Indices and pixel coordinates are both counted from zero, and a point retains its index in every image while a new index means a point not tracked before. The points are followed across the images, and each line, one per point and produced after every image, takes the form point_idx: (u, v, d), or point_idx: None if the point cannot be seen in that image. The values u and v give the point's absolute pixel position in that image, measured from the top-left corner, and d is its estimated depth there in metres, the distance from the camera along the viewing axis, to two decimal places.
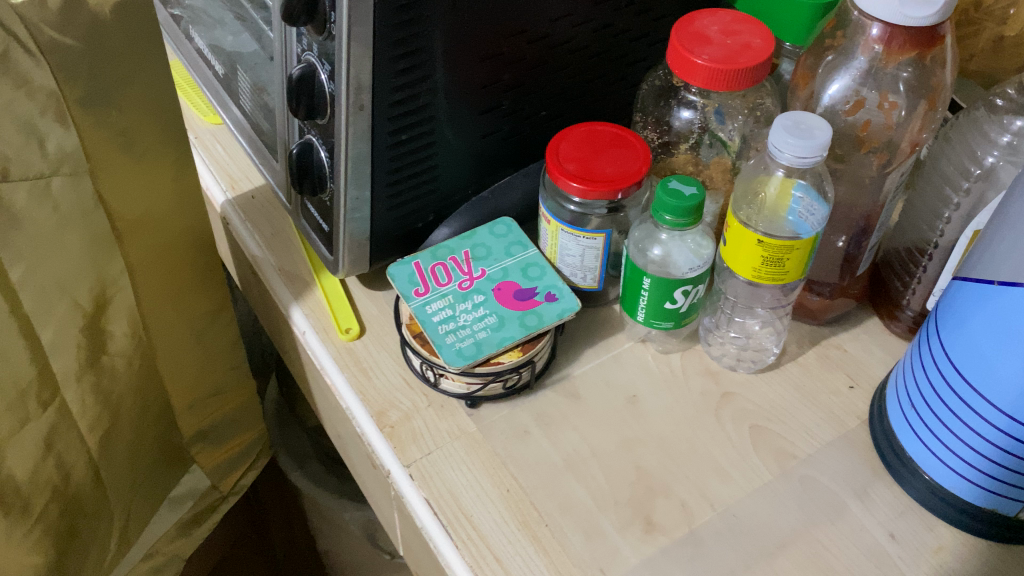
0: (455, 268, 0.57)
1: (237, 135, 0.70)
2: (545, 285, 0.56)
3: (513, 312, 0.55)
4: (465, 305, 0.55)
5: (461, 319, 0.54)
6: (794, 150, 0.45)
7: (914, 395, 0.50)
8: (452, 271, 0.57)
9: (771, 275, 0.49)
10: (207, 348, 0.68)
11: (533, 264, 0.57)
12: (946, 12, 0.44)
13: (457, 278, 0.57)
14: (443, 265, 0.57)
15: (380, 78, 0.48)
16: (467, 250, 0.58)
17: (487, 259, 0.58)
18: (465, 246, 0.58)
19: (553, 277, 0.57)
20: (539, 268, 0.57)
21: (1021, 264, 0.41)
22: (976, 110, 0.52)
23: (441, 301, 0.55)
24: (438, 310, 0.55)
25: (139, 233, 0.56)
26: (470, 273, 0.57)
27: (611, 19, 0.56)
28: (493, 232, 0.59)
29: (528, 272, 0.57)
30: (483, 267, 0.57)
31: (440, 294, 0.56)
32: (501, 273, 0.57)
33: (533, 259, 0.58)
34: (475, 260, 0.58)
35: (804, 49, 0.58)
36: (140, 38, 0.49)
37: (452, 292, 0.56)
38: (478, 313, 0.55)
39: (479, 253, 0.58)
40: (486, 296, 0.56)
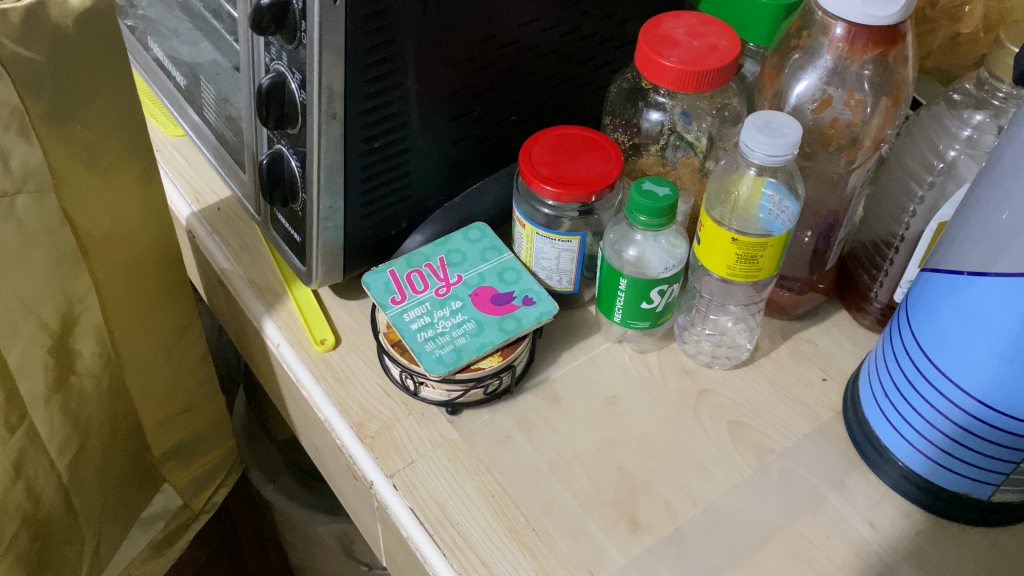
0: (431, 275, 0.57)
1: (200, 146, 0.69)
2: (522, 289, 0.56)
3: (491, 316, 0.55)
4: (443, 312, 0.55)
5: (440, 326, 0.54)
6: (765, 149, 0.45)
7: (887, 386, 0.51)
8: (428, 278, 0.57)
9: (745, 272, 0.49)
10: (177, 365, 0.67)
11: (508, 269, 0.57)
12: (906, 12, 0.46)
13: (433, 284, 0.56)
14: (419, 272, 0.57)
15: (352, 87, 0.48)
16: (441, 256, 0.58)
17: (462, 265, 0.58)
18: (439, 253, 0.58)
19: (529, 281, 0.57)
20: (515, 272, 0.57)
21: (989, 256, 0.43)
22: (937, 106, 0.53)
23: (419, 309, 0.55)
24: (416, 318, 0.54)
25: (106, 250, 0.55)
26: (446, 279, 0.57)
27: (578, 23, 0.57)
28: (467, 237, 0.59)
29: (504, 276, 0.57)
30: (459, 273, 0.57)
31: (417, 301, 0.55)
32: (477, 278, 0.57)
33: (508, 263, 0.58)
34: (450, 266, 0.57)
35: (768, 49, 0.59)
36: (104, 51, 0.47)
37: (429, 299, 0.55)
38: (457, 319, 0.55)
39: (454, 260, 0.58)
40: (464, 301, 0.56)
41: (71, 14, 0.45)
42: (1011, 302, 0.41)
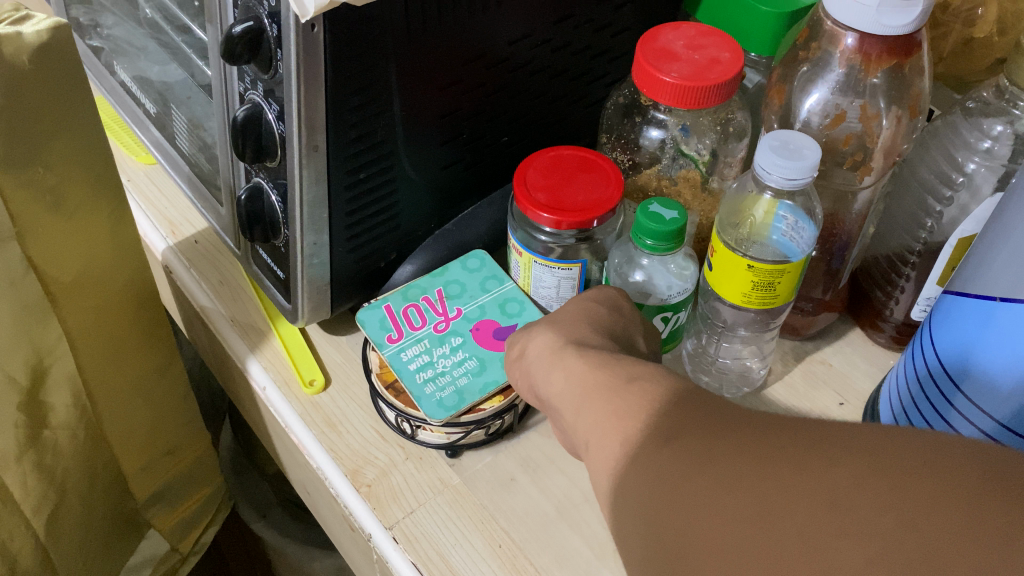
0: (429, 309, 0.54)
1: (174, 176, 0.65)
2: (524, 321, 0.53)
3: (493, 353, 0.52)
4: (442, 350, 0.52)
5: (439, 365, 0.51)
6: (783, 172, 0.42)
7: (911, 411, 0.48)
8: (426, 312, 0.54)
9: (762, 299, 0.47)
10: (157, 407, 0.63)
11: (510, 299, 0.54)
12: (922, 20, 0.43)
13: (432, 320, 0.53)
14: (416, 307, 0.54)
15: (334, 117, 0.44)
16: (439, 289, 0.55)
17: (462, 298, 0.55)
18: (437, 285, 0.55)
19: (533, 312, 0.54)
20: (517, 303, 0.54)
21: (1020, 280, 0.40)
22: (953, 115, 0.50)
23: (417, 347, 0.52)
24: (414, 357, 0.51)
25: (76, 296, 0.52)
26: (445, 313, 0.54)
27: (570, 37, 0.54)
28: (466, 267, 0.56)
29: (506, 307, 0.54)
30: (459, 306, 0.54)
31: (415, 339, 0.52)
32: (478, 311, 0.54)
33: (510, 293, 0.55)
34: (450, 299, 0.54)
35: (771, 59, 0.56)
36: (63, 86, 0.44)
37: (427, 336, 0.53)
38: (457, 357, 0.52)
39: (453, 292, 0.55)
40: (464, 337, 0.53)
41: (26, 49, 0.41)
42: None
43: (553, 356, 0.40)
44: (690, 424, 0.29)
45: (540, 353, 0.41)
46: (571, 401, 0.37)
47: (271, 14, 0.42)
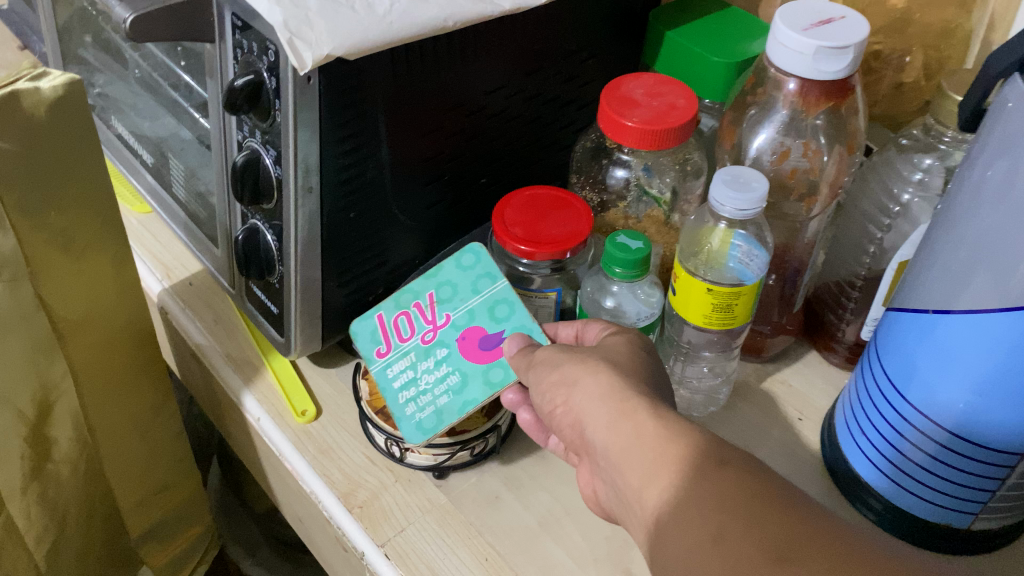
0: (418, 317, 0.55)
1: (169, 222, 0.69)
2: (513, 327, 0.54)
3: (476, 366, 0.53)
4: (427, 364, 0.54)
5: (422, 382, 0.53)
6: (734, 203, 0.47)
7: (862, 421, 0.53)
8: (416, 321, 0.55)
9: (721, 320, 0.51)
10: (153, 443, 0.66)
11: (501, 301, 0.54)
12: (853, 66, 0.48)
13: (420, 330, 0.55)
14: (406, 315, 0.55)
15: (327, 160, 0.48)
16: (431, 292, 0.55)
17: (452, 301, 0.55)
18: (430, 288, 0.55)
19: (521, 317, 0.54)
20: (506, 305, 0.54)
21: (949, 295, 0.44)
22: (888, 151, 0.56)
23: (403, 361, 0.54)
24: (399, 373, 0.54)
25: (80, 332, 0.55)
26: (434, 321, 0.55)
27: (541, 88, 0.59)
28: (460, 264, 0.56)
29: (495, 312, 0.54)
30: (447, 313, 0.55)
31: (403, 352, 0.54)
32: (466, 318, 0.54)
33: (501, 294, 0.54)
34: (441, 303, 0.55)
35: (724, 104, 0.61)
36: (77, 137, 0.48)
37: (414, 349, 0.54)
38: (441, 372, 0.53)
39: (445, 294, 0.55)
40: (449, 349, 0.54)
41: (44, 102, 0.45)
42: (977, 337, 0.43)
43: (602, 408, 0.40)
44: (797, 537, 0.32)
45: (590, 413, 0.40)
46: (644, 465, 0.37)
47: (270, 68, 0.46)
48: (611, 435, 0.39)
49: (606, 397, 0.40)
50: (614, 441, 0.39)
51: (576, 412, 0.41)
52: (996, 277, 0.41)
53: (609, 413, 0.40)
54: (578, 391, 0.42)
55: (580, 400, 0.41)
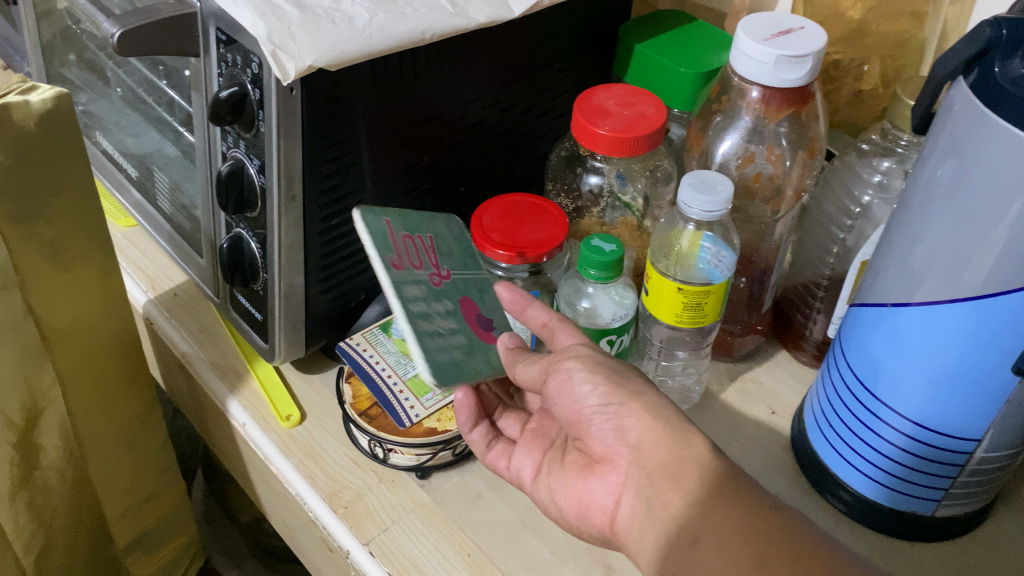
0: (422, 250, 0.52)
1: (154, 235, 0.70)
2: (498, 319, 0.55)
3: (479, 338, 0.52)
4: (440, 307, 0.51)
5: (438, 322, 0.50)
6: (701, 206, 0.49)
7: (829, 415, 0.54)
8: (422, 253, 0.52)
9: (692, 318, 0.53)
10: (139, 452, 0.67)
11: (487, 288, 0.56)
12: (812, 74, 0.51)
13: (428, 268, 0.52)
14: (411, 241, 0.52)
15: (309, 168, 0.50)
16: (431, 235, 0.54)
17: (448, 260, 0.54)
18: (428, 230, 0.54)
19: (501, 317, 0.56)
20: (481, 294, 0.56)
21: (906, 289, 0.47)
22: (849, 156, 0.58)
23: (418, 289, 0.50)
24: (416, 299, 0.49)
25: (68, 341, 0.56)
26: (437, 267, 0.53)
27: (516, 99, 0.61)
28: (452, 230, 0.56)
29: (483, 296, 0.55)
30: (448, 268, 0.54)
31: (419, 278, 0.50)
32: (462, 285, 0.54)
33: (486, 281, 0.56)
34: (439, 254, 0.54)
35: (691, 113, 0.64)
36: (65, 148, 0.49)
37: (427, 284, 0.51)
38: (451, 325, 0.51)
39: (443, 248, 0.54)
40: (454, 307, 0.52)
41: (33, 115, 0.46)
42: (935, 328, 0.45)
43: (650, 431, 0.43)
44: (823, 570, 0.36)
45: (643, 436, 0.44)
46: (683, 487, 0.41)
47: (254, 80, 0.48)
48: (658, 455, 0.43)
49: (667, 424, 0.43)
50: (663, 461, 0.42)
51: (629, 434, 0.44)
52: (950, 271, 0.43)
53: (660, 436, 0.43)
54: (635, 413, 0.44)
55: (637, 425, 0.44)
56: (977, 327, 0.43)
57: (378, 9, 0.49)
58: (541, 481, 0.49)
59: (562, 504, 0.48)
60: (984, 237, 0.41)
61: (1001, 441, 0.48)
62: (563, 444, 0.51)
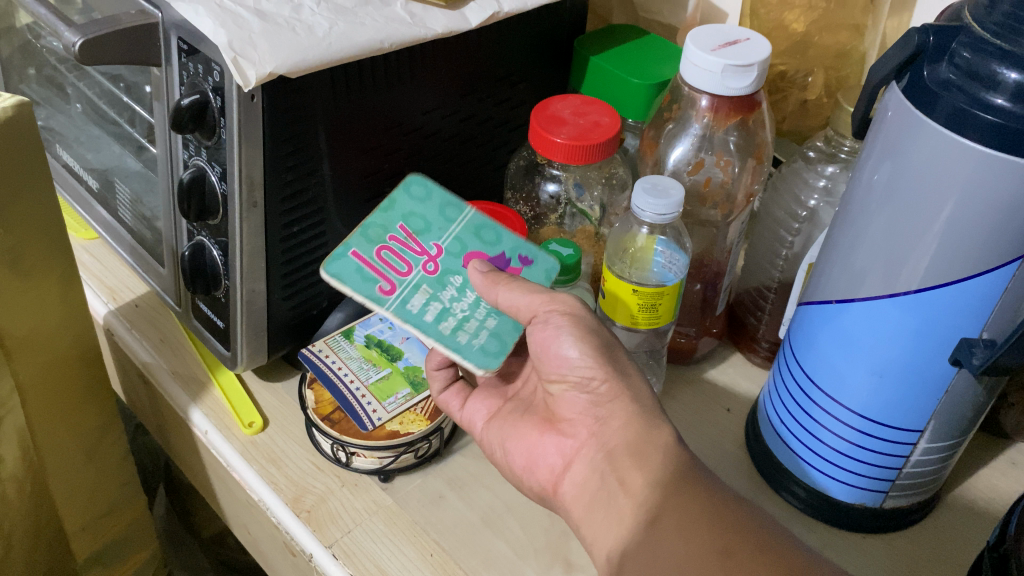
0: (404, 250, 0.52)
1: (115, 247, 0.71)
2: (511, 249, 0.54)
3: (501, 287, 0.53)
4: (447, 292, 0.52)
5: (457, 311, 0.51)
6: (654, 209, 0.51)
7: (781, 412, 0.56)
8: (403, 253, 0.52)
9: (648, 319, 0.55)
10: (99, 465, 0.67)
11: (484, 225, 0.54)
12: (758, 83, 0.53)
13: (417, 260, 0.52)
14: (390, 249, 0.52)
15: (270, 175, 0.51)
16: (403, 225, 0.53)
17: (431, 232, 0.53)
18: (397, 221, 0.53)
19: (512, 239, 0.54)
20: (493, 230, 0.54)
21: (849, 285, 0.48)
22: (795, 163, 0.61)
23: (420, 295, 0.51)
24: (421, 305, 0.51)
25: (27, 350, 0.56)
26: (425, 251, 0.53)
27: (474, 109, 0.62)
28: (412, 194, 0.54)
29: (482, 234, 0.54)
30: (435, 242, 0.53)
31: (410, 285, 0.51)
32: (457, 245, 0.53)
33: (476, 220, 0.54)
34: (419, 234, 0.53)
35: (645, 123, 0.66)
36: (25, 157, 0.50)
37: (424, 281, 0.52)
38: (470, 298, 0.52)
39: (417, 226, 0.53)
40: (460, 274, 0.52)
41: None
42: (877, 323, 0.47)
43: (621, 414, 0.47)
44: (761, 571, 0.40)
45: (611, 414, 0.47)
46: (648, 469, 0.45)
47: (215, 87, 0.49)
48: (624, 433, 0.47)
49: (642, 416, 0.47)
50: (628, 440, 0.46)
51: None
52: (889, 268, 0.45)
53: (629, 417, 0.47)
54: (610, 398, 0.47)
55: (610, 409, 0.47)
56: (917, 320, 0.45)
57: (338, 19, 0.50)
58: (490, 429, 0.55)
59: (511, 454, 0.53)
60: (919, 233, 0.43)
61: (942, 431, 0.50)
62: (525, 399, 0.56)
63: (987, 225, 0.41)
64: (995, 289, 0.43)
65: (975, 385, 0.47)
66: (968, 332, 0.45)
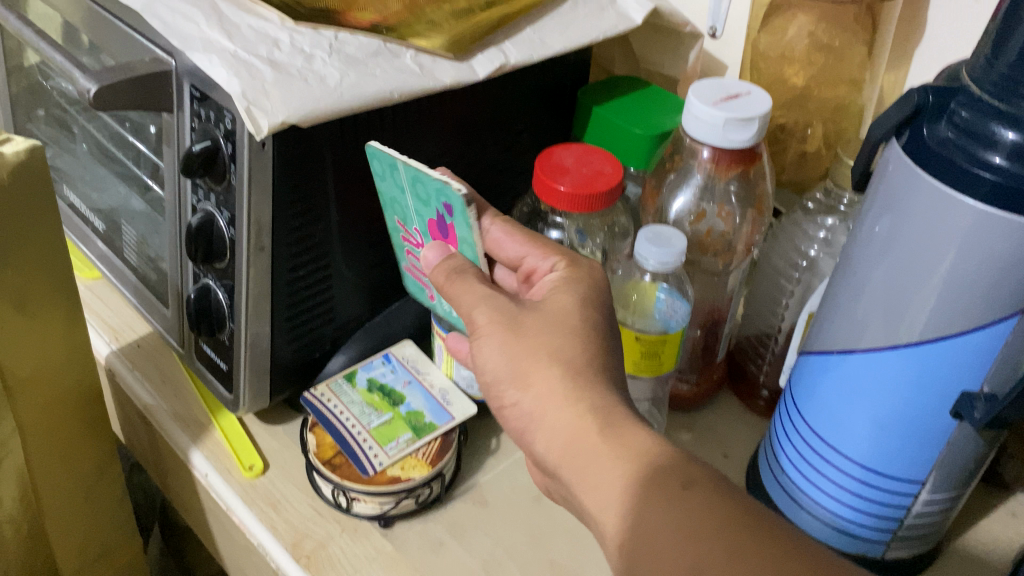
0: (414, 245, 0.54)
1: (117, 286, 0.71)
2: (438, 199, 0.47)
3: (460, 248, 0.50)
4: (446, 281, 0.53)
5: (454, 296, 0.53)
6: (656, 257, 0.52)
7: (782, 460, 0.56)
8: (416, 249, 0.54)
9: (650, 366, 0.56)
10: (95, 507, 0.66)
11: (414, 180, 0.47)
12: (758, 136, 0.54)
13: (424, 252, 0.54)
14: (412, 253, 0.56)
15: (278, 221, 0.52)
16: (398, 219, 0.53)
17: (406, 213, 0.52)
18: (394, 216, 0.54)
19: (431, 182, 0.46)
20: (418, 183, 0.47)
21: (850, 336, 0.49)
22: (795, 214, 0.62)
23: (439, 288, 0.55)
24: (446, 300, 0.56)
25: (31, 390, 0.56)
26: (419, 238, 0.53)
27: (479, 156, 0.63)
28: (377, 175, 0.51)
29: (418, 190, 0.48)
30: (416, 225, 0.52)
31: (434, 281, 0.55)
32: (421, 218, 0.51)
33: (409, 175, 0.47)
34: (406, 221, 0.53)
35: (647, 172, 0.67)
36: (36, 201, 0.50)
37: None
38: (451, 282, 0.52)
39: (400, 213, 0.53)
40: None
41: (6, 166, 0.47)
42: (877, 375, 0.48)
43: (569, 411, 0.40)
44: None
45: None
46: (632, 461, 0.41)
47: (226, 134, 0.49)
48: None
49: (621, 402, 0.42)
50: None
51: None
52: (889, 320, 0.46)
53: None
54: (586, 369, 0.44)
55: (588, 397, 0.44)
56: (918, 372, 0.46)
57: (349, 70, 0.51)
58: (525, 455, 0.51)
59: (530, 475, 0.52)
60: (919, 287, 0.44)
61: (943, 482, 0.50)
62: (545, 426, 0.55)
63: (986, 280, 0.41)
64: (994, 343, 0.43)
65: (975, 437, 0.48)
66: (968, 386, 0.45)
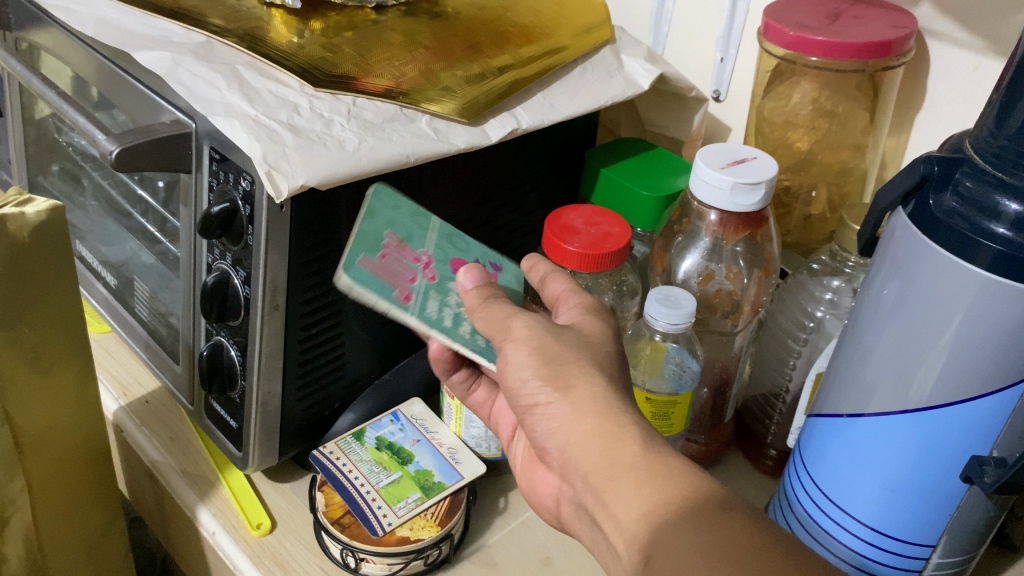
0: (404, 259, 0.51)
1: (126, 341, 0.72)
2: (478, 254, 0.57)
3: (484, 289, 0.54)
4: (449, 296, 0.52)
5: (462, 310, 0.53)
6: (667, 318, 0.52)
7: (792, 522, 0.56)
8: (404, 263, 0.51)
9: (660, 427, 0.56)
10: (98, 567, 0.65)
11: (453, 235, 0.56)
12: (765, 200, 0.55)
13: (417, 270, 0.52)
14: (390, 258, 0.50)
15: (293, 281, 0.52)
16: (390, 234, 0.51)
17: (416, 240, 0.53)
18: (383, 229, 0.51)
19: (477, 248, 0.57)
20: (460, 239, 0.56)
21: (859, 399, 0.49)
22: (801, 275, 0.63)
23: (431, 301, 0.51)
24: (434, 311, 0.51)
25: (41, 447, 0.56)
26: (420, 260, 0.52)
27: (490, 216, 0.64)
28: (386, 201, 0.51)
29: (455, 240, 0.56)
30: (424, 252, 0.53)
31: (422, 293, 0.51)
32: (441, 253, 0.54)
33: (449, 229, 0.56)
34: (407, 243, 0.52)
35: (653, 233, 0.68)
36: (54, 259, 0.51)
37: (428, 287, 0.52)
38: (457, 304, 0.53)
39: (402, 234, 0.52)
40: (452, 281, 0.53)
41: (27, 225, 0.48)
42: (886, 438, 0.48)
43: (594, 423, 0.42)
44: None
45: None
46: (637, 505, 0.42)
47: (244, 196, 0.50)
48: None
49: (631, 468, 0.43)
50: None
51: None
52: (898, 385, 0.47)
53: None
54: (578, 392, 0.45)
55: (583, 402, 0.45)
56: (927, 437, 0.46)
57: (366, 135, 0.52)
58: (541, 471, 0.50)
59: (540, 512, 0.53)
60: (926, 353, 0.45)
61: (953, 547, 0.50)
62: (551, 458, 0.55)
63: (993, 347, 0.42)
64: (1002, 409, 0.44)
65: (985, 501, 0.48)
66: (978, 450, 0.45)
